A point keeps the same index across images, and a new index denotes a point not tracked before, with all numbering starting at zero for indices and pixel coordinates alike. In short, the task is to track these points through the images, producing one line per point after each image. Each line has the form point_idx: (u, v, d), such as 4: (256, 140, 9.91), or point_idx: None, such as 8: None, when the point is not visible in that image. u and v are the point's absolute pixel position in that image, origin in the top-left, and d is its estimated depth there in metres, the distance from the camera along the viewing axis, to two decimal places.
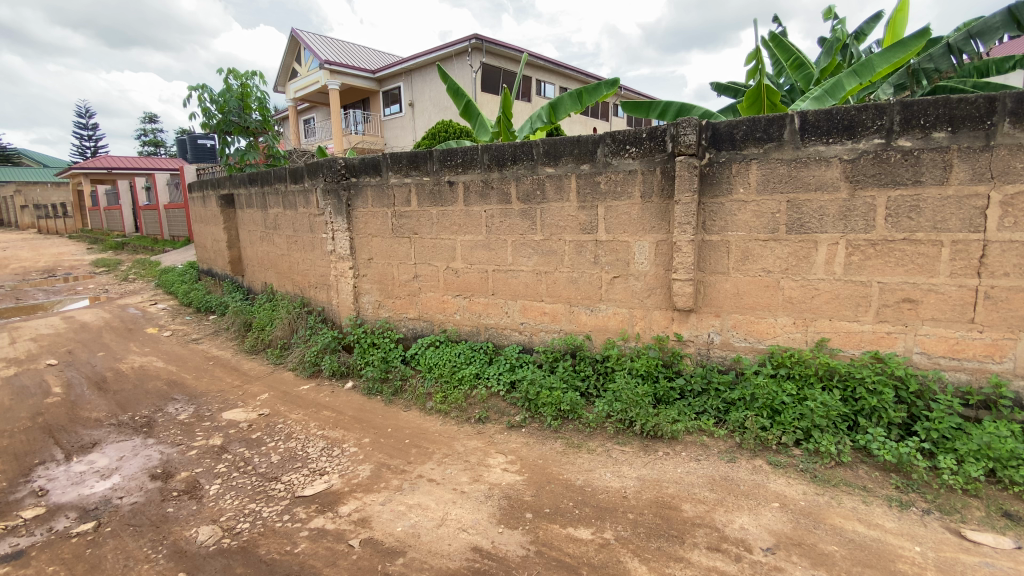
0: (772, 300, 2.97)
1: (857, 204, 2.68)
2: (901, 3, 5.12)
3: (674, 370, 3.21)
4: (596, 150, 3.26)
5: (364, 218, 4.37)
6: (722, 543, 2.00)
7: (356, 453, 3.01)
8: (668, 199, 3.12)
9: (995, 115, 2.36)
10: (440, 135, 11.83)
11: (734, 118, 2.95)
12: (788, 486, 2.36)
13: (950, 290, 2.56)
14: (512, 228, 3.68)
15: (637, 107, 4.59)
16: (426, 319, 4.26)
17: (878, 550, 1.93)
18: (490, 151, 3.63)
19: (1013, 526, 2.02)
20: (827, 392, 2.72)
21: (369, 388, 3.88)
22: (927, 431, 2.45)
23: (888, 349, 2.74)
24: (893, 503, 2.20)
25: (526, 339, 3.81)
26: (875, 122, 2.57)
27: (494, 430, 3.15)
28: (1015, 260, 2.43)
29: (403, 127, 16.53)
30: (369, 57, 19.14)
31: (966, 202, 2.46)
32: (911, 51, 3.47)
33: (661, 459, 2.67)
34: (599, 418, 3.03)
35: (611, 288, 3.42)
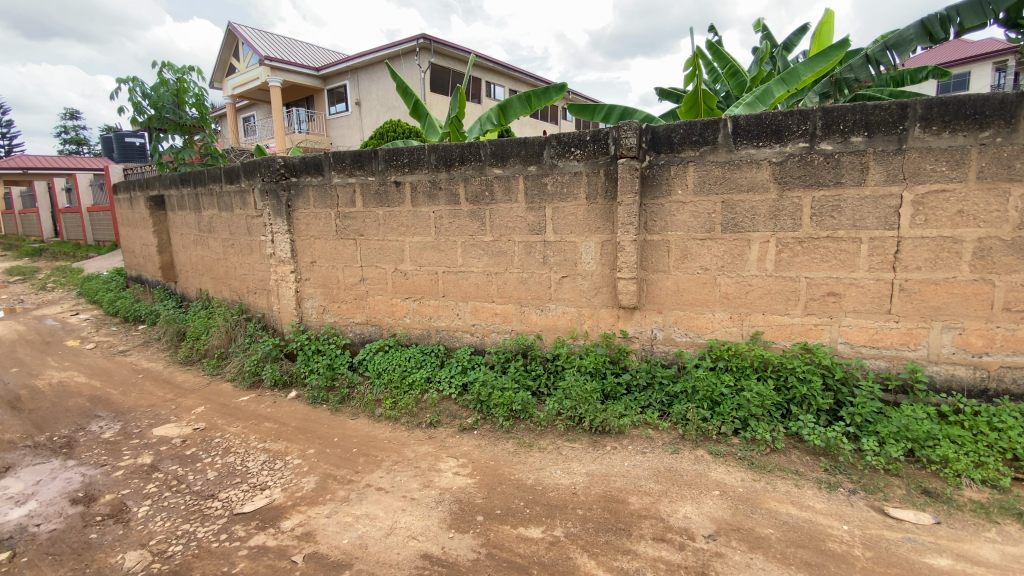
0: (710, 296, 3.10)
1: (786, 204, 2.83)
2: (824, 17, 5.48)
3: (621, 366, 3.29)
4: (542, 151, 3.29)
5: (306, 219, 4.21)
6: (667, 533, 2.06)
7: (300, 465, 2.88)
8: (612, 200, 3.19)
9: (907, 121, 2.54)
10: (389, 134, 11.57)
11: (673, 121, 3.06)
12: (728, 474, 2.46)
13: (869, 284, 2.76)
14: (461, 229, 3.65)
15: (582, 110, 4.67)
16: (374, 323, 4.15)
17: (809, 530, 2.04)
18: (437, 151, 3.59)
19: (931, 502, 2.19)
20: (761, 382, 2.86)
21: (314, 397, 3.73)
22: (851, 415, 2.63)
23: (816, 340, 2.92)
24: (823, 485, 2.33)
25: (477, 341, 3.79)
26: (800, 126, 2.73)
27: (446, 434, 3.10)
28: (925, 255, 2.64)
29: (349, 127, 16.09)
30: (313, 54, 18.51)
31: (882, 202, 2.66)
32: (832, 62, 3.72)
33: (610, 454, 2.72)
34: (550, 417, 3.05)
35: (560, 287, 3.45)
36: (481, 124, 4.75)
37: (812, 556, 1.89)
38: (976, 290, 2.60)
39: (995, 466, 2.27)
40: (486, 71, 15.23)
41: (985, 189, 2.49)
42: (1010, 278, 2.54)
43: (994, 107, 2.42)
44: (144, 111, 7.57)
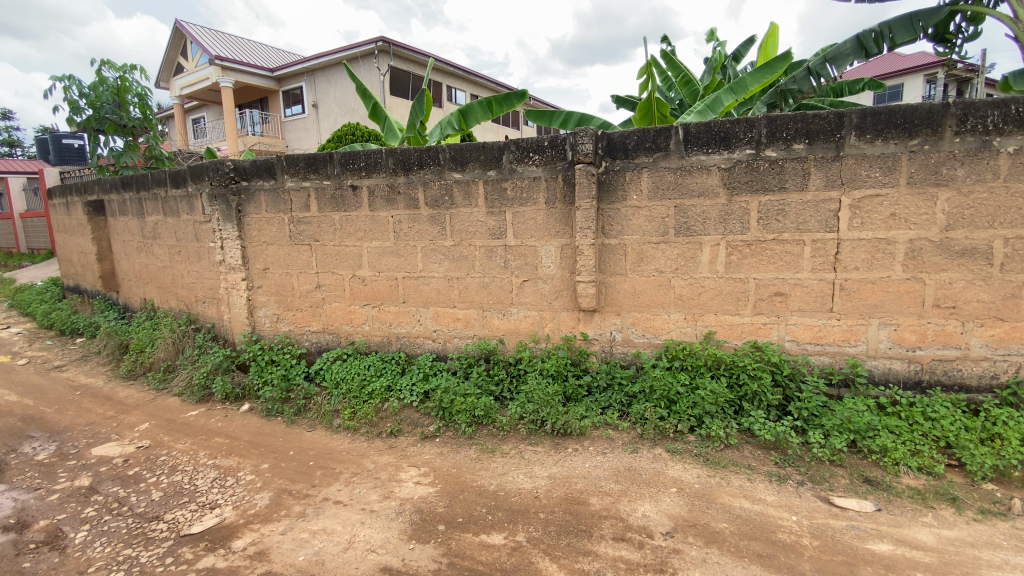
0: (665, 297, 3.17)
1: (734, 208, 2.94)
2: (770, 29, 5.75)
3: (582, 368, 3.32)
4: (501, 156, 3.29)
5: (258, 225, 4.06)
6: (627, 532, 2.09)
7: (253, 481, 2.76)
8: (570, 205, 3.23)
9: (844, 129, 2.69)
10: (347, 138, 11.42)
11: (627, 128, 3.12)
12: (684, 471, 2.52)
13: (813, 283, 2.90)
14: (421, 234, 3.61)
15: (541, 115, 4.70)
16: (331, 331, 4.04)
17: (760, 522, 2.11)
18: (394, 154, 3.53)
19: (872, 490, 2.31)
20: (715, 380, 2.95)
21: (268, 410, 3.58)
22: (799, 410, 2.75)
23: (765, 338, 3.03)
24: (773, 478, 2.42)
25: (439, 347, 3.74)
26: (746, 134, 2.84)
27: (407, 443, 3.03)
28: (862, 256, 2.79)
29: (306, 129, 15.68)
30: (267, 54, 17.94)
31: (822, 206, 2.80)
32: (775, 73, 3.94)
33: (571, 456, 2.74)
34: (513, 421, 3.04)
35: (521, 291, 3.46)
36: (441, 128, 4.70)
37: (763, 548, 1.95)
38: (909, 288, 2.77)
39: (929, 453, 2.42)
40: (446, 75, 15.17)
41: (915, 194, 2.66)
42: (938, 277, 2.72)
43: (921, 117, 2.58)
44: (82, 111, 7.13)
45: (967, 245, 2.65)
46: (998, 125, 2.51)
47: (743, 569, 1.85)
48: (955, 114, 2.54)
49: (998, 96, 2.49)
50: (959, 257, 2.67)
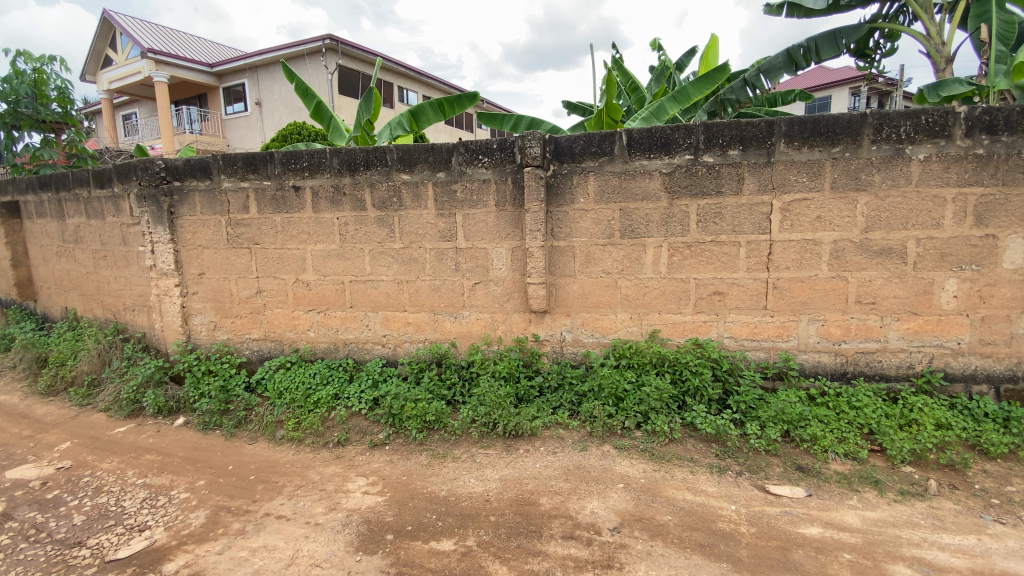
0: (612, 298, 3.25)
1: (675, 211, 3.05)
2: (710, 41, 6.03)
3: (533, 369, 3.34)
4: (450, 158, 3.26)
5: (193, 227, 3.84)
6: (576, 530, 2.11)
7: (188, 499, 2.59)
8: (520, 208, 3.25)
9: (774, 136, 2.85)
10: (292, 138, 11.04)
11: (574, 133, 3.18)
12: (631, 467, 2.58)
13: (748, 282, 3.05)
14: (368, 236, 3.52)
15: (492, 119, 4.69)
16: (274, 339, 3.87)
17: (702, 513, 2.19)
18: (339, 154, 3.43)
19: (804, 476, 2.45)
20: (660, 376, 3.05)
21: (205, 423, 3.37)
22: (737, 403, 2.88)
23: (706, 335, 3.16)
24: (714, 470, 2.52)
25: (389, 352, 3.67)
26: (685, 140, 2.95)
27: (355, 452, 2.94)
28: (793, 256, 2.96)
29: (249, 128, 15.03)
30: (205, 48, 17.06)
31: (756, 209, 2.95)
32: (714, 84, 4.08)
33: (523, 457, 2.74)
34: (465, 425, 3.01)
35: (473, 294, 3.44)
36: (390, 128, 4.61)
37: (704, 538, 2.02)
38: (834, 286, 2.96)
39: (854, 440, 2.60)
40: (397, 75, 14.95)
41: (837, 198, 2.85)
42: (860, 275, 2.92)
43: (843, 126, 2.77)
44: None
45: (885, 245, 2.86)
46: (909, 134, 2.72)
47: (687, 560, 1.91)
48: (872, 123, 2.74)
49: (909, 108, 2.71)
50: (877, 256, 2.88)
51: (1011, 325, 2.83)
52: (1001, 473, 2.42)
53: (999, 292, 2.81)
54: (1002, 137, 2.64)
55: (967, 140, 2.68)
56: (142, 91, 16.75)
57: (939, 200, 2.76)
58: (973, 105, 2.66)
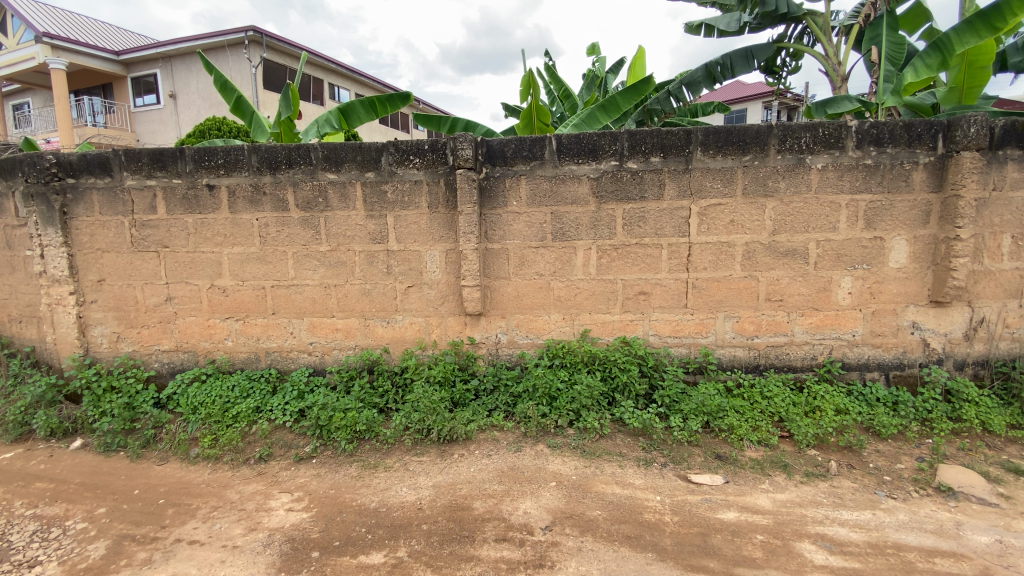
0: (545, 299, 3.30)
1: (603, 215, 3.15)
2: (638, 52, 6.31)
3: (469, 372, 3.32)
4: (379, 158, 3.18)
5: (91, 229, 3.49)
6: (509, 532, 2.11)
7: (86, 529, 2.34)
8: (453, 210, 3.22)
9: (692, 145, 3.01)
10: (211, 133, 10.36)
11: (505, 137, 3.20)
12: (563, 464, 2.63)
13: (670, 282, 3.20)
14: (292, 238, 3.35)
15: (428, 120, 4.64)
16: (187, 350, 3.59)
17: (629, 506, 2.27)
18: (259, 152, 3.25)
19: (722, 464, 2.60)
20: (591, 374, 3.13)
21: (106, 445, 3.05)
22: (662, 398, 3.03)
23: (633, 333, 3.29)
24: (641, 463, 2.62)
25: (316, 360, 3.51)
26: (611, 146, 3.05)
27: (279, 467, 2.77)
28: (709, 258, 3.15)
29: (162, 122, 13.92)
30: (111, 34, 15.63)
31: (676, 213, 3.10)
32: (641, 95, 4.17)
33: (457, 462, 2.71)
34: (398, 432, 2.91)
35: (406, 297, 3.37)
36: (319, 127, 4.42)
37: (631, 530, 2.09)
38: (747, 285, 3.17)
39: (766, 428, 2.80)
40: (327, 71, 14.41)
41: (748, 203, 3.06)
42: (768, 274, 3.15)
43: (752, 136, 2.98)
44: None
45: (790, 247, 3.10)
46: (809, 145, 2.96)
47: (615, 552, 1.96)
48: (777, 135, 2.96)
49: (809, 121, 2.95)
50: (784, 257, 3.12)
51: (897, 318, 3.16)
52: (891, 452, 2.68)
53: (887, 289, 3.12)
54: (887, 149, 2.94)
55: (858, 151, 2.96)
56: (35, 78, 15.06)
57: (836, 205, 3.03)
58: (862, 120, 2.94)
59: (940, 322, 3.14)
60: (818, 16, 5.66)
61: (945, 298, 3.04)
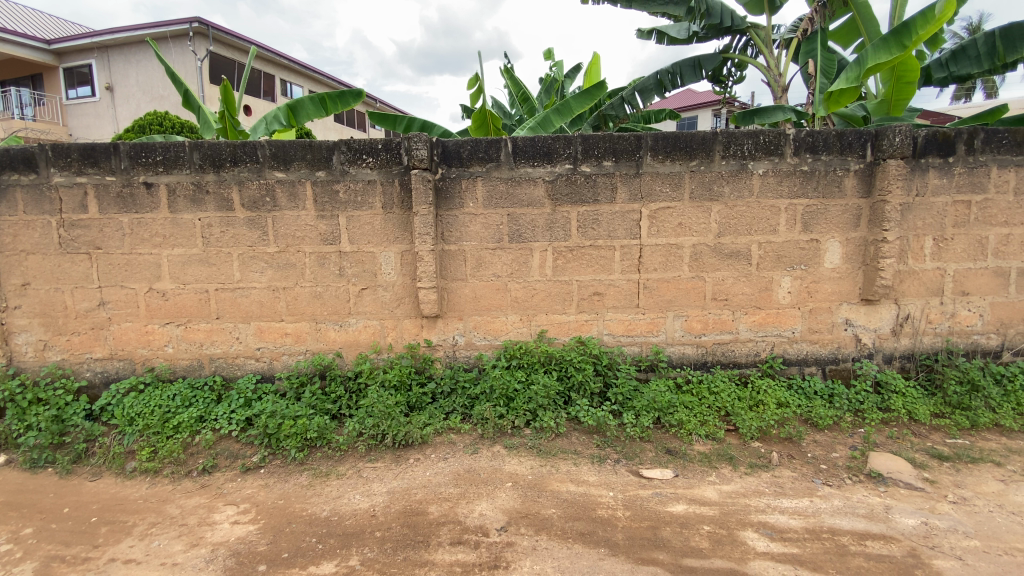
0: (502, 300, 3.31)
1: (558, 217, 3.19)
2: (593, 59, 6.44)
3: (426, 375, 3.28)
4: (330, 156, 3.10)
5: (13, 229, 3.23)
6: (464, 534, 2.10)
7: (8, 552, 2.16)
8: (408, 211, 3.18)
9: (642, 150, 3.10)
10: (151, 128, 9.82)
11: (460, 138, 3.19)
12: (519, 464, 2.64)
13: (623, 283, 3.28)
14: (237, 239, 3.22)
15: (383, 119, 4.58)
16: (123, 358, 3.39)
17: (583, 503, 2.30)
18: (200, 149, 3.11)
19: (672, 459, 2.68)
20: (547, 374, 3.16)
21: (32, 461, 2.83)
22: (616, 395, 3.10)
23: (588, 333, 3.35)
24: (596, 460, 2.67)
25: (264, 367, 3.38)
26: (565, 150, 3.10)
27: (224, 479, 2.65)
28: (659, 259, 3.25)
29: (99, 116, 13.09)
30: (39, 21, 14.59)
31: (628, 216, 3.18)
32: (593, 99, 4.29)
33: (412, 467, 2.67)
34: (351, 439, 2.84)
35: (359, 300, 3.30)
36: (266, 123, 4.28)
37: (585, 526, 2.12)
38: (694, 285, 3.28)
39: (713, 422, 2.91)
40: (279, 67, 13.96)
41: (695, 207, 3.18)
42: (714, 275, 3.28)
43: (698, 142, 3.09)
44: None
45: (734, 249, 3.24)
46: (751, 151, 3.10)
47: (569, 549, 1.99)
48: (721, 141, 3.09)
49: (750, 129, 3.09)
50: (729, 258, 3.25)
51: (833, 315, 3.35)
52: (827, 441, 2.84)
53: (822, 288, 3.31)
54: (822, 156, 3.12)
55: (796, 158, 3.12)
56: None
57: (775, 209, 3.19)
58: (798, 128, 3.11)
59: (870, 319, 3.35)
60: (760, 29, 5.94)
61: (875, 295, 3.25)
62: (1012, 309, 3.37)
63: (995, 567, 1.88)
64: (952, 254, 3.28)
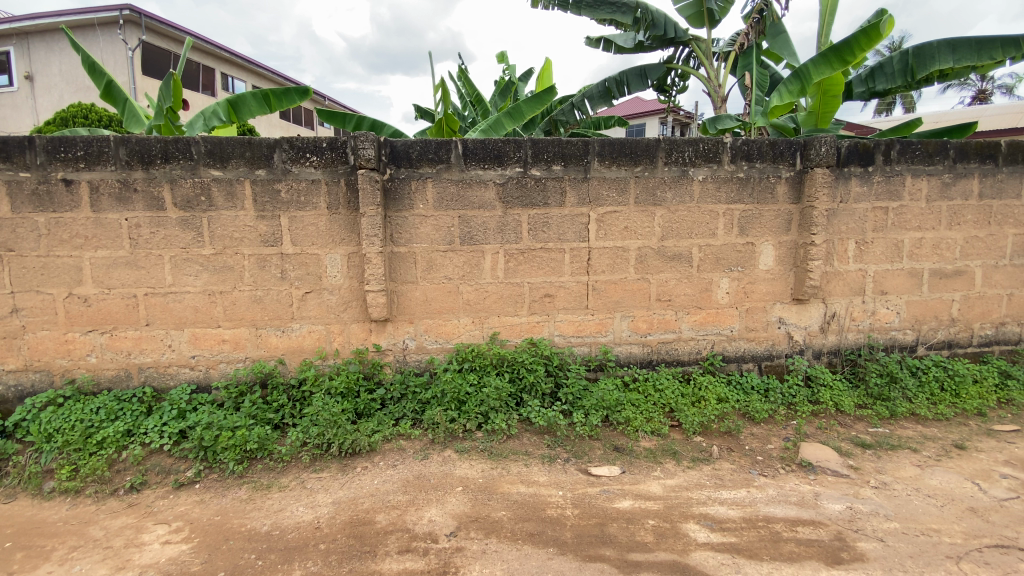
0: (454, 303, 3.29)
1: (509, 220, 3.21)
2: (544, 64, 6.53)
3: (375, 381, 3.21)
4: (271, 154, 2.99)
5: None
6: (412, 542, 2.07)
7: None
8: (355, 212, 3.10)
9: (590, 155, 3.17)
10: (74, 121, 9.11)
11: (409, 138, 3.15)
12: (470, 468, 2.63)
13: (572, 285, 3.34)
14: (169, 240, 3.04)
15: (330, 116, 4.46)
16: (39, 369, 3.12)
17: (533, 503, 2.32)
18: (127, 143, 2.92)
19: (620, 456, 2.75)
20: (499, 377, 3.17)
21: None
22: (566, 395, 3.15)
23: (539, 334, 3.38)
24: (546, 460, 2.70)
25: (200, 376, 3.21)
26: (515, 153, 3.13)
27: (154, 496, 2.49)
28: (607, 261, 3.33)
29: (14, 106, 12.04)
30: None
31: (577, 219, 3.24)
32: (544, 104, 4.33)
33: (359, 476, 2.60)
34: (294, 449, 2.74)
35: (303, 304, 3.19)
36: (204, 118, 4.05)
37: (533, 527, 2.14)
38: (640, 286, 3.39)
39: (658, 418, 3.01)
40: (219, 60, 13.30)
41: (640, 211, 3.28)
42: (658, 276, 3.39)
43: (642, 149, 3.20)
44: None
45: (677, 251, 3.37)
46: (691, 158, 3.24)
47: (518, 551, 1.99)
48: (664, 148, 3.21)
49: (691, 136, 3.22)
50: (672, 261, 3.38)
51: (767, 314, 3.54)
52: (763, 434, 3.00)
53: (758, 288, 3.49)
54: (756, 164, 3.30)
55: (732, 165, 3.28)
56: None
57: (714, 214, 3.33)
58: (735, 137, 3.27)
59: (801, 317, 3.56)
60: (702, 41, 6.19)
61: (805, 295, 3.46)
62: (925, 307, 3.68)
63: (911, 546, 2.04)
64: (873, 256, 3.54)
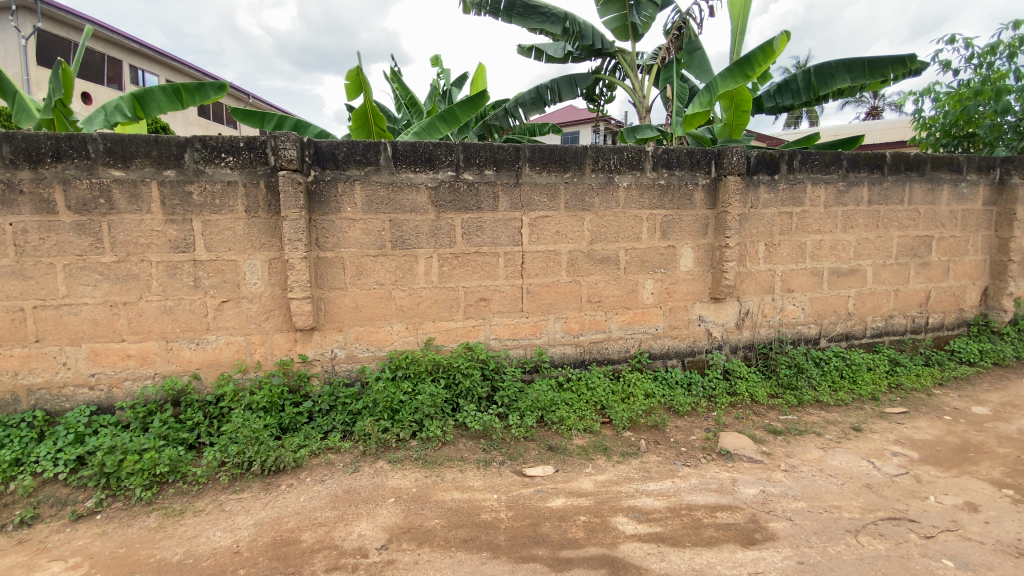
0: (386, 309, 3.22)
1: (442, 224, 3.19)
2: (478, 69, 6.56)
3: (301, 394, 3.08)
4: (182, 154, 2.80)
5: None
6: (340, 559, 2.00)
7: None
8: (276, 215, 2.96)
9: (521, 160, 3.22)
10: None
11: (335, 139, 3.06)
12: (404, 478, 2.58)
13: (507, 288, 3.37)
14: (62, 247, 2.76)
15: (248, 116, 4.24)
16: None
17: (467, 509, 2.31)
18: (11, 140, 2.63)
19: (553, 455, 2.80)
20: (434, 383, 3.15)
21: None
22: (502, 398, 3.16)
23: (475, 338, 3.38)
24: (481, 464, 2.70)
25: (101, 396, 2.93)
26: (447, 157, 3.12)
27: (48, 531, 2.24)
28: (540, 264, 3.39)
29: None
30: None
31: (509, 223, 3.28)
32: (478, 108, 4.30)
33: (284, 494, 2.47)
34: (211, 470, 2.56)
35: (220, 314, 3.00)
36: (104, 114, 3.68)
37: (468, 533, 2.14)
38: (572, 288, 3.48)
39: (590, 416, 3.11)
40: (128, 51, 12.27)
41: (570, 216, 3.37)
42: (589, 279, 3.50)
43: (571, 156, 3.29)
44: None
45: (606, 254, 3.49)
46: (617, 165, 3.37)
47: (451, 558, 1.98)
48: (591, 156, 3.32)
49: (615, 145, 3.36)
50: (602, 263, 3.50)
51: (689, 313, 3.75)
52: (686, 426, 3.17)
53: (679, 288, 3.69)
54: (675, 171, 3.49)
55: (654, 172, 3.45)
56: None
57: (639, 219, 3.49)
58: (656, 146, 3.45)
59: (719, 314, 3.80)
60: (627, 53, 6.47)
61: (721, 294, 3.69)
62: (825, 303, 4.04)
63: (816, 523, 2.23)
64: (780, 257, 3.84)
